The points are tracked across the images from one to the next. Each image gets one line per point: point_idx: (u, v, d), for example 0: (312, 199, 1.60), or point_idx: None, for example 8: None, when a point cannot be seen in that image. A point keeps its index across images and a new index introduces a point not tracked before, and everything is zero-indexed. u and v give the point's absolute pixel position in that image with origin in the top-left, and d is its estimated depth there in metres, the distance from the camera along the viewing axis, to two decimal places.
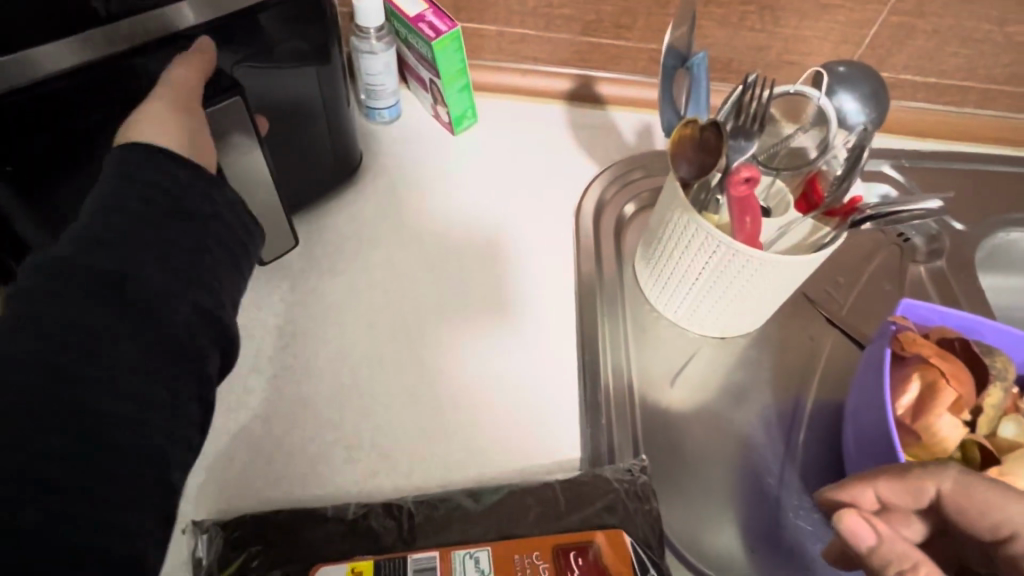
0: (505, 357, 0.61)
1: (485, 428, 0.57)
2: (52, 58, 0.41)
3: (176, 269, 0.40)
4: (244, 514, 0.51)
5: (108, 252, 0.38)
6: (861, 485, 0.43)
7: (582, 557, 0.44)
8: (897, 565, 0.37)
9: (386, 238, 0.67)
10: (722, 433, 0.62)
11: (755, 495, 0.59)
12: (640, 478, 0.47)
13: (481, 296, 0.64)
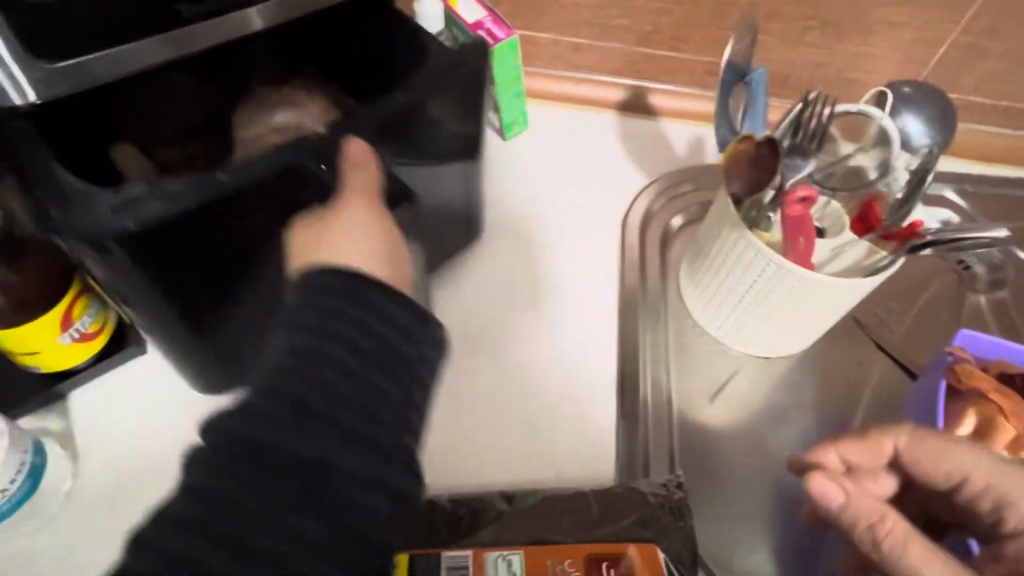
0: (582, 353, 0.62)
1: (558, 418, 0.58)
2: (138, 56, 0.40)
3: (380, 350, 0.36)
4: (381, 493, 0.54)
5: (322, 327, 0.35)
6: (827, 448, 0.45)
7: (615, 568, 0.42)
8: (865, 519, 0.40)
9: (489, 254, 0.67)
10: (759, 455, 0.60)
11: (790, 520, 0.58)
12: (675, 494, 0.47)
13: (568, 297, 0.65)
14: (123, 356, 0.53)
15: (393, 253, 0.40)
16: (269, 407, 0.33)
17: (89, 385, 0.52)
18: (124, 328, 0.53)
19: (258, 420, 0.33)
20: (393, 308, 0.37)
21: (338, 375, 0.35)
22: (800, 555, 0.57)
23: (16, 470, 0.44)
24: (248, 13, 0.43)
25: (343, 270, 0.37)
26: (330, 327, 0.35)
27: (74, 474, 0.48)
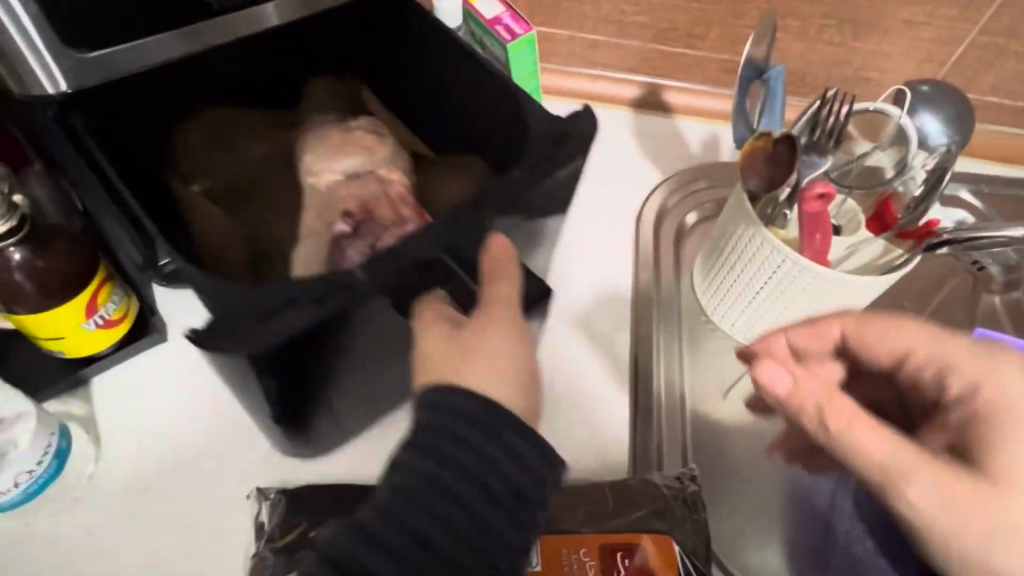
0: (636, 373, 0.60)
1: (592, 424, 0.57)
2: (154, 50, 0.40)
3: (496, 493, 0.35)
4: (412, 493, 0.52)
5: (441, 461, 0.35)
6: (773, 336, 0.45)
7: (629, 559, 0.44)
8: (815, 400, 0.38)
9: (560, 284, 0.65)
10: (770, 453, 0.60)
11: (802, 517, 0.58)
12: (689, 486, 0.47)
13: (624, 318, 0.63)
14: (145, 343, 0.53)
15: (528, 373, 0.40)
16: (397, 538, 0.34)
17: (110, 371, 0.53)
18: (145, 316, 0.54)
19: (387, 553, 0.34)
20: (525, 447, 0.36)
21: (452, 512, 0.35)
22: (814, 555, 0.56)
23: (42, 452, 0.45)
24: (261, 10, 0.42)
25: (487, 401, 0.37)
26: (462, 461, 0.35)
27: (96, 458, 0.49)
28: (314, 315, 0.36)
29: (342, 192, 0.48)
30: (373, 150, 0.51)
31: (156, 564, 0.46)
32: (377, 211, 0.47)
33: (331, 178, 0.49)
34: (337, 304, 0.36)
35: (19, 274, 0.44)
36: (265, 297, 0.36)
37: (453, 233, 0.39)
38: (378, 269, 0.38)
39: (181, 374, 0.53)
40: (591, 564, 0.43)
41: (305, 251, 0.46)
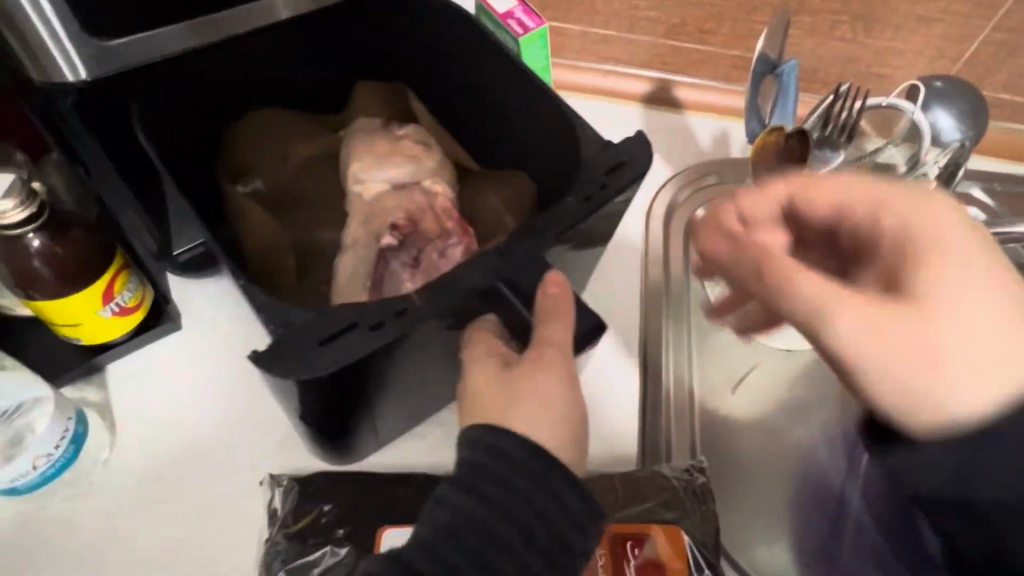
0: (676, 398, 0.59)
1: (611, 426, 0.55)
2: (170, 40, 0.41)
3: (534, 537, 0.36)
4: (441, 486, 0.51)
5: (483, 501, 0.36)
6: (724, 210, 0.39)
7: (639, 549, 0.44)
8: (757, 261, 0.36)
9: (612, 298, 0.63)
10: (777, 450, 0.60)
11: (812, 513, 0.58)
12: (698, 478, 0.47)
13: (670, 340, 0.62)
14: (160, 331, 0.54)
15: (572, 424, 0.40)
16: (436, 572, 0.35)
17: (125, 359, 0.53)
18: (160, 305, 0.54)
19: None
20: (569, 494, 0.37)
21: (489, 552, 0.36)
22: (820, 548, 0.56)
23: (60, 437, 0.45)
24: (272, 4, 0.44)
25: (538, 449, 0.37)
26: (504, 504, 0.36)
27: (111, 444, 0.50)
28: (369, 344, 0.35)
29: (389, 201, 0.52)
30: (417, 161, 0.54)
31: (171, 549, 0.47)
32: (422, 223, 0.51)
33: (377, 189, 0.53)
34: (395, 333, 0.36)
35: (37, 262, 0.45)
36: (326, 323, 0.36)
37: (510, 264, 0.39)
38: (436, 294, 0.37)
39: (203, 366, 0.53)
40: (601, 554, 0.44)
41: (351, 260, 0.50)
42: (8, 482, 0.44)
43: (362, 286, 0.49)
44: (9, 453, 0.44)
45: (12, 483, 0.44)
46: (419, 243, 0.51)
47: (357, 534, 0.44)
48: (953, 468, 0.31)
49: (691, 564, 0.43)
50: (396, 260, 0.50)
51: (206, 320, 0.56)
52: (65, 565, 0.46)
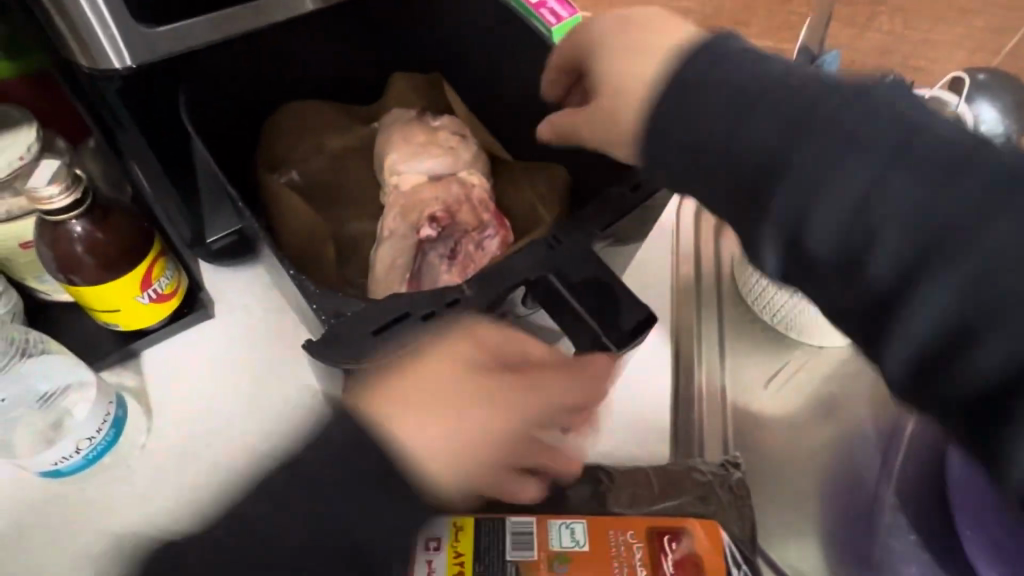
0: (708, 390, 0.59)
1: (647, 419, 0.54)
2: (203, 30, 0.41)
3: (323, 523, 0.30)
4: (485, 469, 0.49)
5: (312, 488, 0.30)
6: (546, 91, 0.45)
7: (677, 543, 0.42)
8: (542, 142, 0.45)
9: (649, 287, 0.62)
10: (808, 448, 0.59)
11: (844, 511, 0.57)
12: (733, 474, 0.47)
13: (699, 333, 0.61)
14: (192, 319, 0.54)
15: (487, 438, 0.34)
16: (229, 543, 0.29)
17: (160, 346, 0.54)
18: (194, 292, 0.55)
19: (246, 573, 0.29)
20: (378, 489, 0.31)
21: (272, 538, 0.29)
22: (854, 548, 0.55)
23: (101, 421, 0.46)
24: None
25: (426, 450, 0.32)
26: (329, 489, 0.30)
27: (147, 429, 0.50)
28: (420, 336, 0.36)
29: (427, 192, 0.53)
30: (453, 154, 0.55)
31: None
32: (460, 215, 0.53)
33: (413, 181, 0.54)
34: (442, 326, 0.36)
35: (78, 246, 0.45)
36: (379, 315, 0.36)
37: (560, 257, 0.39)
38: (486, 287, 0.37)
39: (237, 355, 0.54)
40: (638, 547, 0.42)
41: (388, 252, 0.52)
42: (52, 464, 0.45)
43: (400, 278, 0.51)
44: (51, 436, 0.45)
45: (54, 465, 0.45)
46: (456, 236, 0.52)
47: None
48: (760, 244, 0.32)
49: (728, 559, 0.42)
50: (434, 251, 0.52)
51: (239, 308, 0.56)
52: (104, 549, 0.46)
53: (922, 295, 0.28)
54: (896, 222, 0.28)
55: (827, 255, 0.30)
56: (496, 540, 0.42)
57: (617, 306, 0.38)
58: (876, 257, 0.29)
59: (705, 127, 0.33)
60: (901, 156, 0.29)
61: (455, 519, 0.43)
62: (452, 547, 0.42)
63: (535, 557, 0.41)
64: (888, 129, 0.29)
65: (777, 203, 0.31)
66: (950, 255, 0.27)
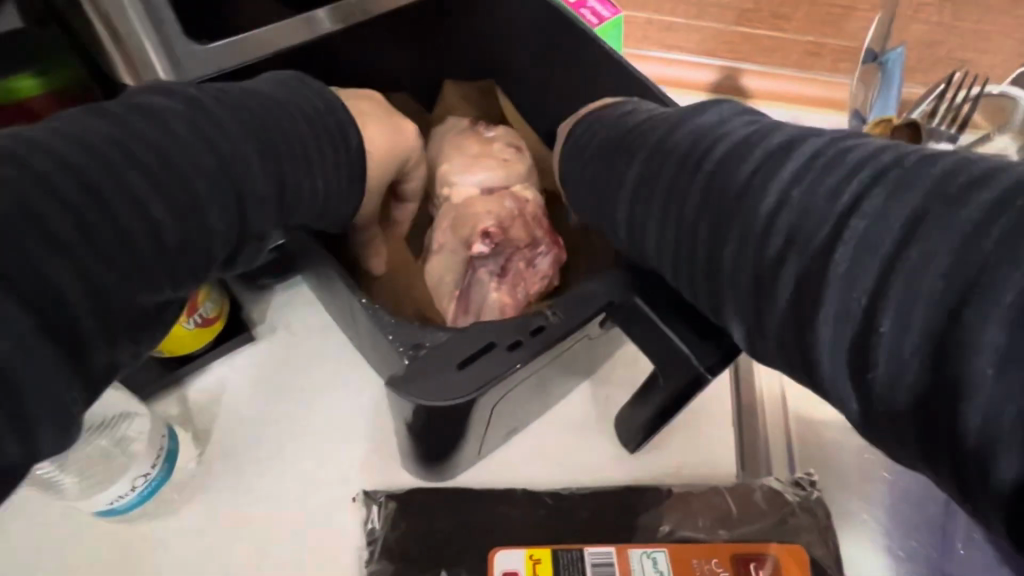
0: (772, 400, 0.56)
1: (711, 434, 0.53)
2: (213, 60, 0.41)
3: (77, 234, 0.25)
4: (552, 486, 0.48)
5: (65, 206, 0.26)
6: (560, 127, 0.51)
7: (762, 569, 0.41)
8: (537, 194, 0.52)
9: None
10: (865, 450, 0.55)
11: (915, 519, 0.53)
12: (813, 493, 0.45)
13: None
14: (234, 343, 0.52)
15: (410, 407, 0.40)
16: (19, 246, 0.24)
17: (207, 371, 0.52)
18: (237, 315, 0.53)
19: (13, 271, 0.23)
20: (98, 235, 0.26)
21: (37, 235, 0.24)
22: (930, 565, 0.51)
23: (156, 454, 0.44)
24: (313, 15, 0.44)
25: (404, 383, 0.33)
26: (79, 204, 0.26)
27: (198, 457, 0.49)
28: (504, 370, 0.34)
29: (481, 206, 0.50)
30: (508, 164, 0.52)
31: (265, 567, 0.45)
32: (513, 232, 0.49)
33: (467, 192, 0.51)
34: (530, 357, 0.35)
35: None
36: (463, 346, 0.35)
37: (643, 280, 0.38)
38: (571, 310, 0.37)
39: (288, 378, 0.52)
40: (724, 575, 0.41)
41: (439, 268, 0.50)
42: (107, 502, 0.43)
43: (449, 295, 0.50)
44: (102, 477, 0.43)
45: (111, 504, 0.43)
46: (506, 252, 0.50)
47: (465, 556, 0.42)
48: (659, 252, 0.35)
49: None
50: (483, 268, 0.50)
51: (284, 328, 0.54)
52: None
53: (722, 254, 0.30)
54: (683, 202, 0.33)
55: (654, 241, 0.35)
56: (576, 571, 0.41)
57: (708, 335, 0.36)
58: (680, 228, 0.33)
59: (619, 176, 0.39)
60: (688, 154, 0.34)
61: (532, 550, 0.42)
62: None
63: None
64: (678, 134, 0.36)
65: (626, 211, 0.38)
66: (729, 213, 0.30)
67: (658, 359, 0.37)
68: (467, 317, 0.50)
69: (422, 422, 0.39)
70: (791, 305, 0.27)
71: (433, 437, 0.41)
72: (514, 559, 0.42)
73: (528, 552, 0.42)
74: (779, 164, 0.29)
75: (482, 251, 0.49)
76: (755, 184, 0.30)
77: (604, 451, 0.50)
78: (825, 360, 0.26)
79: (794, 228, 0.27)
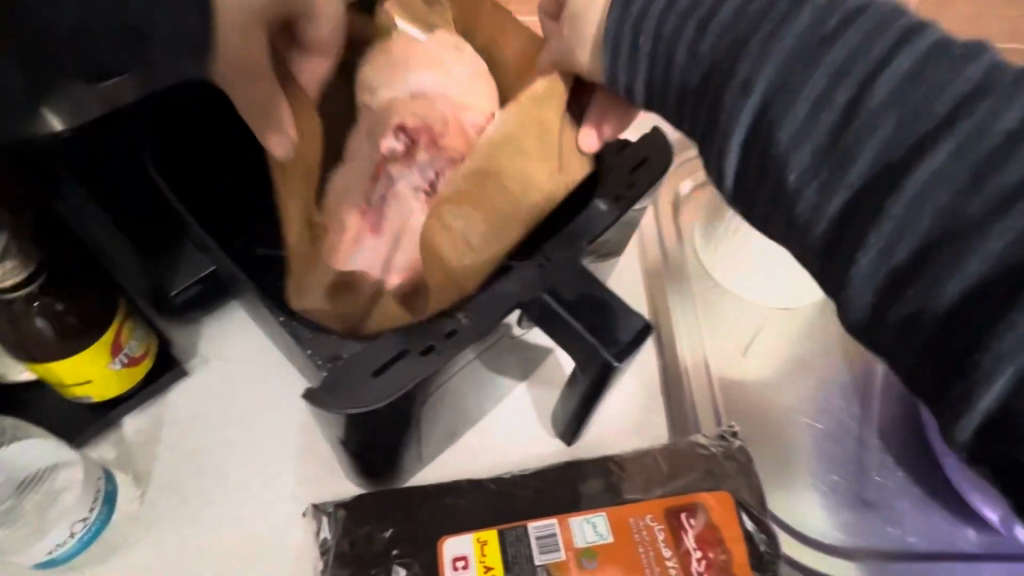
0: (695, 366, 0.60)
1: (639, 407, 0.56)
2: None
3: None
4: (497, 472, 0.51)
5: None
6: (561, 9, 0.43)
7: (694, 518, 0.44)
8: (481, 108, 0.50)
9: (622, 281, 0.64)
10: (793, 409, 0.60)
11: (834, 455, 0.58)
12: (734, 443, 0.48)
13: (678, 315, 0.63)
14: (169, 377, 0.52)
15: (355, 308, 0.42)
16: None
17: (141, 412, 0.52)
18: (167, 351, 0.53)
19: None
20: None
21: None
22: (852, 494, 0.56)
23: (92, 499, 0.44)
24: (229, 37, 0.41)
25: (331, 396, 0.35)
26: None
27: (141, 497, 0.48)
28: (421, 372, 0.36)
29: (401, 113, 0.51)
30: (439, 68, 0.50)
31: None
32: (444, 140, 0.50)
33: (392, 96, 0.51)
34: (446, 355, 0.37)
35: (40, 320, 0.43)
36: (376, 355, 0.36)
37: (551, 273, 0.40)
38: (481, 310, 0.38)
39: (226, 409, 0.52)
40: (660, 529, 0.44)
41: (345, 178, 0.51)
42: (46, 553, 0.43)
43: (359, 207, 0.52)
44: (37, 529, 0.42)
45: (50, 553, 0.43)
46: (430, 162, 0.51)
47: (417, 549, 0.43)
48: (817, 147, 0.31)
49: (742, 522, 0.44)
50: (405, 183, 0.52)
51: (216, 359, 0.54)
52: None
53: (903, 177, 0.29)
54: (867, 86, 0.30)
55: (790, 131, 0.32)
56: (522, 546, 0.43)
57: (609, 316, 0.39)
58: (850, 125, 0.30)
59: (759, 56, 0.33)
60: (877, 44, 0.31)
61: (478, 534, 0.43)
62: (481, 561, 0.42)
63: (562, 557, 0.42)
64: (864, 22, 0.31)
65: (758, 69, 0.33)
66: (931, 134, 0.28)
67: (575, 349, 0.40)
68: (378, 240, 0.51)
69: (355, 434, 0.40)
70: (959, 284, 0.27)
71: (370, 447, 0.43)
72: (461, 544, 0.43)
73: (475, 536, 0.43)
74: (1004, 104, 0.28)
75: (399, 163, 0.52)
76: (981, 104, 0.28)
77: (544, 447, 0.52)
78: (993, 353, 0.26)
79: (1008, 195, 0.27)
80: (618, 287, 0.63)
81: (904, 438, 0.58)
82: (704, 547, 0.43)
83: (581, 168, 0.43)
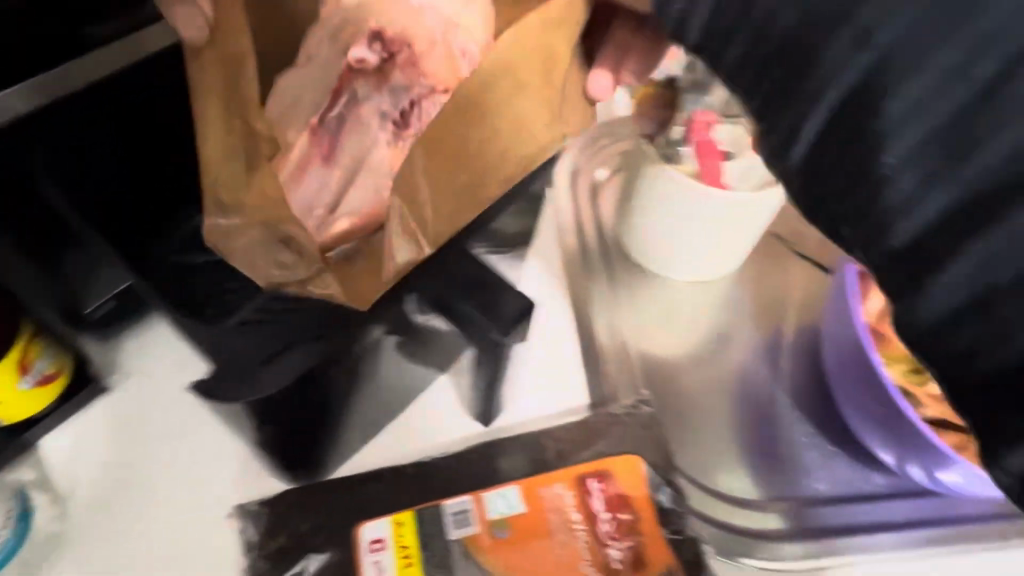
0: (612, 344, 0.62)
1: (561, 383, 0.58)
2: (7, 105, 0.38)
3: None
4: (422, 455, 0.52)
5: None
6: None
7: (603, 483, 0.46)
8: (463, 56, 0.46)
9: (541, 268, 0.66)
10: (713, 379, 0.63)
11: (747, 415, 0.61)
12: (643, 410, 0.51)
13: (597, 297, 0.65)
14: (87, 395, 0.52)
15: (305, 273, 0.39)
16: None
17: (59, 430, 0.51)
18: (83, 368, 0.52)
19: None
20: None
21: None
22: (764, 449, 0.59)
23: (5, 517, 0.45)
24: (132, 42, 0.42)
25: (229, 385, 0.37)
26: None
27: (60, 513, 0.48)
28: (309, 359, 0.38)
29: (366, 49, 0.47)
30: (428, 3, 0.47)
31: None
32: (428, 63, 0.46)
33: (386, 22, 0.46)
34: (331, 340, 0.38)
35: None
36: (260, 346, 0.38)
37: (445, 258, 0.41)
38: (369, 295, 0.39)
39: (150, 421, 0.53)
40: (570, 496, 0.46)
41: (298, 80, 0.47)
42: None
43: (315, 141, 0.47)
44: None
45: None
46: (405, 86, 0.47)
47: (337, 536, 0.45)
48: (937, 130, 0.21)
49: (648, 484, 0.47)
50: (371, 105, 0.47)
51: (138, 372, 0.54)
52: None
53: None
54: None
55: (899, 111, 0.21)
56: (438, 523, 0.45)
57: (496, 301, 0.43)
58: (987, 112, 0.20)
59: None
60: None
61: (395, 517, 0.45)
62: (398, 541, 0.44)
63: (476, 531, 0.44)
64: None
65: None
66: None
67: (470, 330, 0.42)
68: (329, 172, 0.47)
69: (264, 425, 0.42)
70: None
71: (283, 438, 0.44)
72: (378, 527, 0.45)
73: (392, 519, 0.45)
74: None
75: (368, 80, 0.47)
76: None
77: (471, 426, 0.54)
78: None
79: None
80: (536, 271, 0.65)
81: (811, 394, 0.62)
82: (612, 509, 0.45)
83: (580, 122, 0.39)
